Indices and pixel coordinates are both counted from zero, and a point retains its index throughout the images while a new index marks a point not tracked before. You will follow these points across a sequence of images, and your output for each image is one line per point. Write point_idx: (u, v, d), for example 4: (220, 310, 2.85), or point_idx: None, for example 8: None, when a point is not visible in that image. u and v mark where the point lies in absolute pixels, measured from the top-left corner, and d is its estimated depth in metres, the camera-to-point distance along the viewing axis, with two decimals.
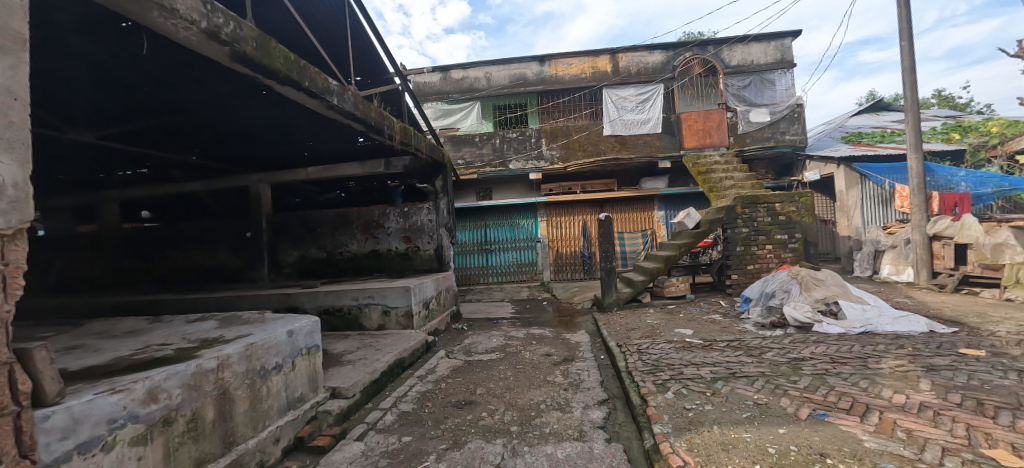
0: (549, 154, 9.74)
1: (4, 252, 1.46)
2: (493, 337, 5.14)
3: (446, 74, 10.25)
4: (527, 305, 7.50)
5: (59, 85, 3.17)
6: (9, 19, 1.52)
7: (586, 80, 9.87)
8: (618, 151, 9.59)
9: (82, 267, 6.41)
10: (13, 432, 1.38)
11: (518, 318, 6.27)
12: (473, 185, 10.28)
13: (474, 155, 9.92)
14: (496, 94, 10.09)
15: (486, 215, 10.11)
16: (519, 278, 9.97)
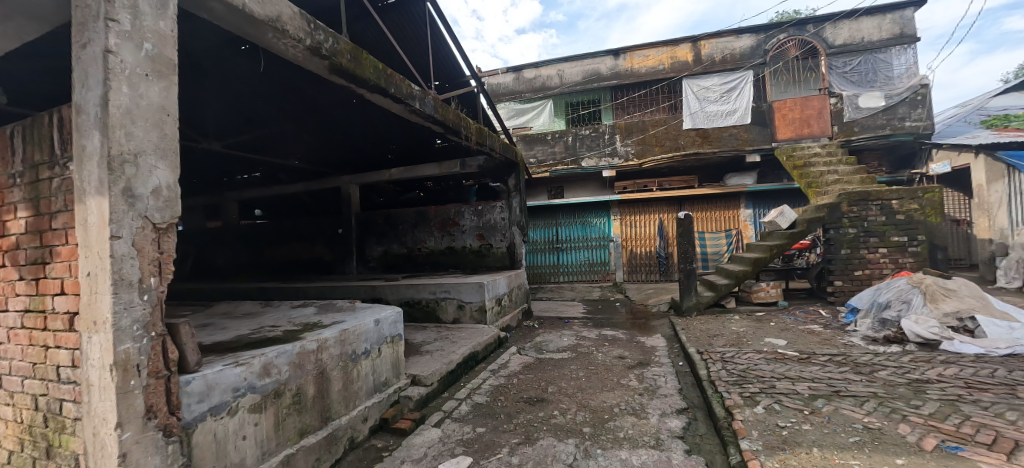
0: (623, 151, 9.46)
1: (160, 243, 1.77)
2: (564, 336, 5.11)
3: (519, 74, 10.49)
4: (598, 305, 7.34)
5: (199, 104, 3.77)
6: (164, 48, 1.82)
7: (664, 71, 9.43)
8: (699, 146, 9.02)
9: (209, 257, 7.53)
10: (164, 392, 1.70)
11: (589, 318, 6.16)
12: (544, 184, 10.25)
13: (546, 153, 9.95)
14: (570, 91, 10.01)
15: (558, 214, 9.98)
16: (591, 278, 9.76)
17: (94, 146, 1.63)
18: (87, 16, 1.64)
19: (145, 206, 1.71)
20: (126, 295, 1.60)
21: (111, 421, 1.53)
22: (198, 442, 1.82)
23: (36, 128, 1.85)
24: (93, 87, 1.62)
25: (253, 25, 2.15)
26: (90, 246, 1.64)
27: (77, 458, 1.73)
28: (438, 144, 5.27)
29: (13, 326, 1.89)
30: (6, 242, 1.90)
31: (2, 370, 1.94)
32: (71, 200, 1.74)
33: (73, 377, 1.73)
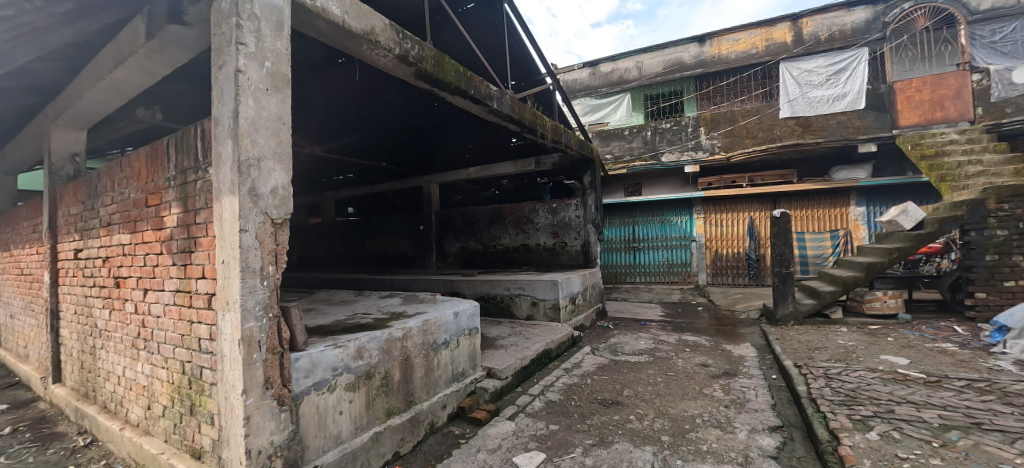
0: (708, 144, 8.75)
1: (277, 236, 2.02)
2: (641, 338, 4.93)
3: (595, 68, 10.36)
4: (678, 309, 6.94)
5: (306, 114, 4.26)
6: (280, 65, 2.06)
7: (758, 55, 8.67)
8: (798, 137, 8.09)
9: (311, 250, 8.50)
10: (278, 366, 1.94)
11: (668, 321, 5.87)
12: (620, 181, 9.78)
13: (623, 149, 9.57)
14: (650, 83, 9.63)
15: (635, 212, 9.58)
16: (670, 279, 9.27)
17: (228, 153, 1.90)
18: (222, 42, 1.92)
19: (266, 204, 1.96)
20: (250, 281, 1.85)
21: (239, 388, 1.79)
22: (305, 413, 2.06)
23: (184, 138, 2.20)
24: (227, 102, 1.88)
25: (351, 38, 2.36)
26: (225, 238, 1.92)
27: (213, 417, 2.04)
28: (514, 143, 5.38)
29: (167, 303, 2.27)
30: (163, 234, 2.28)
31: (159, 339, 2.34)
32: (210, 199, 2.04)
33: (210, 349, 2.03)
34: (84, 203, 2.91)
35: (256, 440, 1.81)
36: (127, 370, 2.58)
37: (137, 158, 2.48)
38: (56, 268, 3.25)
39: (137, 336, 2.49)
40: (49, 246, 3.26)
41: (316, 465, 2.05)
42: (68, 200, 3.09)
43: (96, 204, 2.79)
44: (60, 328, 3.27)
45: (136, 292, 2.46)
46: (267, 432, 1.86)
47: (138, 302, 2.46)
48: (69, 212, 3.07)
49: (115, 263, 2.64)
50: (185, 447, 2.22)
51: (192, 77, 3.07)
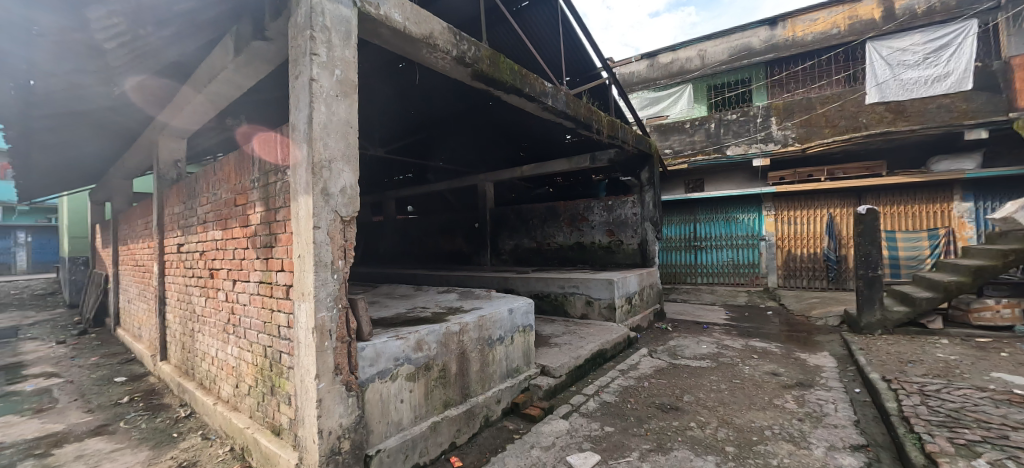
0: (780, 135, 8.14)
1: (345, 233, 2.15)
2: (702, 342, 4.71)
3: (653, 60, 10.03)
4: (744, 312, 6.51)
5: (372, 118, 4.53)
6: (348, 72, 2.17)
7: (840, 36, 7.89)
8: (888, 124, 7.30)
9: (373, 246, 9.05)
10: (346, 354, 2.07)
11: (733, 325, 5.54)
12: (678, 176, 9.22)
13: (684, 143, 9.11)
14: (715, 72, 9.08)
15: (696, 209, 8.94)
16: (737, 281, 8.57)
17: (304, 156, 2.05)
18: (299, 54, 2.06)
19: (336, 203, 2.09)
20: (322, 274, 1.99)
21: (313, 372, 1.94)
22: (370, 399, 2.18)
23: (267, 144, 2.41)
24: (303, 108, 2.03)
25: (411, 43, 2.46)
26: (301, 234, 2.08)
27: (291, 398, 2.23)
28: (568, 140, 5.36)
29: (252, 293, 2.51)
30: (250, 230, 2.52)
31: (245, 326, 2.59)
32: (288, 198, 2.23)
33: (289, 335, 2.22)
34: (185, 203, 3.30)
35: (328, 421, 1.95)
36: (218, 352, 2.90)
37: (227, 163, 2.76)
38: (163, 260, 3.72)
39: (227, 322, 2.78)
40: (158, 241, 3.74)
41: (380, 448, 2.17)
42: (172, 201, 3.53)
43: (194, 204, 3.15)
44: (166, 312, 3.75)
45: (227, 282, 2.75)
46: (336, 414, 1.99)
47: (228, 292, 2.74)
48: (173, 212, 3.50)
49: (209, 256, 2.97)
50: (267, 424, 2.44)
51: (272, 87, 3.36)
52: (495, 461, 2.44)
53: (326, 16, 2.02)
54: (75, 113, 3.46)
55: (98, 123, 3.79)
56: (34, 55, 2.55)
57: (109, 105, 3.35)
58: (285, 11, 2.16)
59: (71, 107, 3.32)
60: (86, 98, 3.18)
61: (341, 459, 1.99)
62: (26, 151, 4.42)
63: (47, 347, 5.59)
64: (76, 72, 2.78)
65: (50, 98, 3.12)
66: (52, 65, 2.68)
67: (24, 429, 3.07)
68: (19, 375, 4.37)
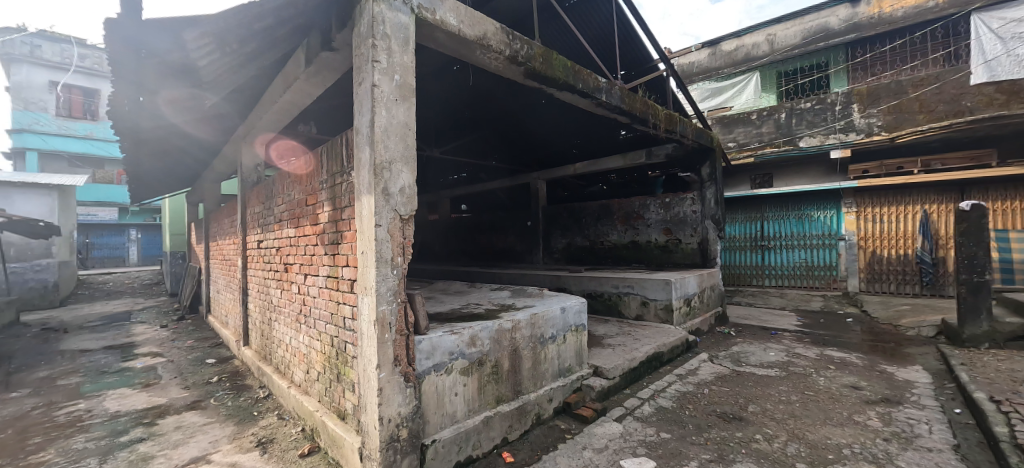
0: (864, 124, 7.36)
1: (404, 231, 2.23)
2: (770, 350, 4.40)
3: (716, 48, 9.61)
4: (818, 319, 5.97)
5: (430, 120, 4.72)
6: (407, 77, 2.25)
7: (938, 8, 6.95)
8: (1000, 107, 6.34)
9: (429, 243, 9.46)
10: (404, 347, 2.17)
11: (805, 333, 5.12)
12: (744, 171, 8.65)
13: (750, 136, 8.53)
14: (784, 57, 8.50)
15: (764, 206, 8.21)
16: (811, 285, 7.77)
17: (367, 158, 2.16)
18: (361, 62, 2.17)
19: (395, 202, 2.18)
20: (383, 270, 2.10)
21: (375, 362, 2.04)
22: (426, 390, 2.27)
23: (334, 148, 2.58)
24: (366, 113, 2.14)
25: (466, 45, 2.52)
26: (364, 232, 2.20)
27: (354, 386, 2.37)
28: (623, 136, 5.27)
29: (320, 286, 2.70)
30: (319, 227, 2.71)
31: (316, 316, 2.79)
32: (353, 198, 2.37)
33: (353, 327, 2.36)
34: (263, 203, 3.63)
35: (387, 409, 2.05)
36: (292, 340, 3.15)
37: (300, 166, 2.99)
38: (245, 255, 4.12)
39: (299, 312, 3.01)
40: (241, 237, 4.14)
41: (435, 439, 2.25)
42: (253, 202, 3.89)
43: (271, 204, 3.45)
44: (247, 302, 4.15)
45: (299, 276, 2.98)
46: (395, 403, 2.09)
47: (300, 285, 2.96)
48: (254, 211, 3.86)
49: (284, 252, 3.24)
50: (334, 408, 2.61)
51: (337, 94, 3.59)
52: (546, 459, 2.44)
53: (386, 24, 2.11)
54: (175, 126, 3.92)
55: (193, 134, 4.28)
56: (143, 75, 2.92)
57: (201, 117, 3.76)
58: (349, 21, 2.29)
59: (171, 120, 3.77)
60: (183, 112, 3.60)
61: (400, 446, 2.09)
62: (138, 160, 5.10)
63: (152, 330, 6.43)
64: (175, 90, 3.15)
65: (155, 114, 3.56)
66: (157, 84, 3.05)
67: (136, 400, 3.55)
68: (132, 353, 5.06)
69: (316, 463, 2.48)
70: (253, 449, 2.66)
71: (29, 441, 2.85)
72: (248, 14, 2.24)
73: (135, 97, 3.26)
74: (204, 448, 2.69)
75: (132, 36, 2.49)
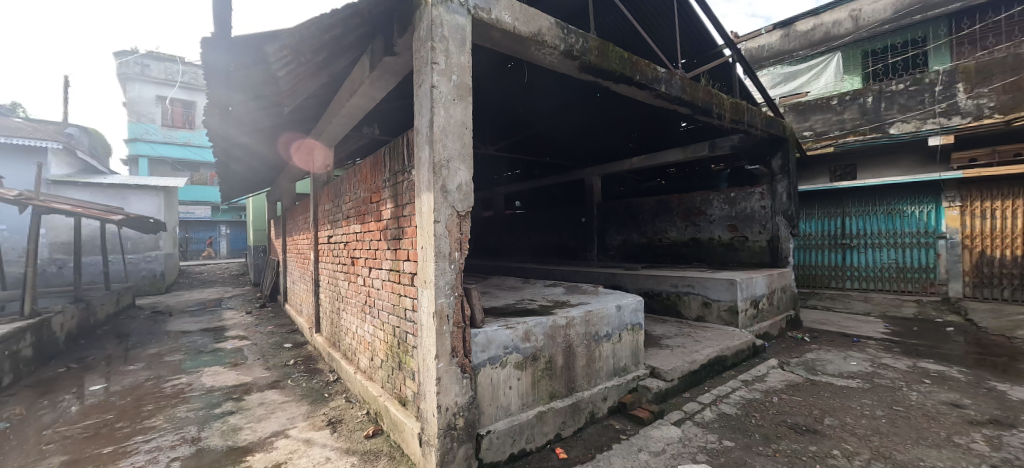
0: (971, 105, 6.39)
1: (461, 227, 2.29)
2: (851, 359, 4.01)
3: (789, 28, 8.93)
4: (910, 327, 5.34)
5: (491, 121, 4.89)
6: (463, 76, 2.29)
7: None
8: None
9: (485, 239, 9.76)
10: (460, 339, 2.23)
11: (894, 341, 4.60)
12: (823, 163, 7.75)
13: (830, 123, 7.67)
14: (871, 34, 7.65)
15: (845, 201, 7.30)
16: (903, 289, 6.79)
17: (426, 157, 2.24)
18: (421, 64, 2.26)
19: (453, 199, 2.24)
20: (441, 265, 2.17)
21: (434, 353, 2.13)
22: (481, 382, 2.33)
23: (395, 147, 2.71)
24: (425, 113, 2.22)
25: (520, 42, 2.53)
26: (424, 228, 2.29)
27: (414, 374, 2.49)
28: (683, 128, 5.10)
29: (383, 279, 2.86)
30: (382, 223, 2.87)
31: (379, 307, 2.97)
32: (413, 195, 2.47)
33: (413, 318, 2.48)
34: (332, 202, 3.91)
35: (445, 398, 2.14)
36: (358, 328, 3.37)
37: (365, 166, 3.17)
38: (317, 250, 4.47)
39: (364, 303, 3.22)
40: (313, 233, 4.49)
41: (490, 430, 2.31)
42: (323, 199, 4.21)
43: (340, 202, 3.71)
44: (319, 293, 4.50)
45: (364, 269, 3.18)
46: (452, 392, 2.17)
47: (365, 278, 3.16)
48: (324, 209, 4.17)
49: (351, 246, 3.46)
50: (395, 395, 2.76)
51: (397, 97, 3.77)
52: (601, 459, 2.41)
53: (444, 26, 2.17)
54: (259, 133, 4.35)
55: (271, 139, 4.70)
56: (233, 88, 3.25)
57: (279, 124, 4.12)
58: (410, 26, 2.39)
59: (253, 128, 4.16)
60: (264, 120, 3.96)
61: (457, 434, 2.17)
62: (229, 164, 5.72)
63: (239, 316, 7.18)
64: (257, 100, 3.47)
65: (240, 123, 3.94)
66: (244, 95, 3.39)
67: (227, 377, 4.00)
68: (223, 336, 5.69)
69: (380, 444, 2.64)
70: (325, 428, 2.89)
71: (144, 407, 3.31)
72: (320, 26, 2.42)
73: (226, 108, 3.64)
74: (283, 424, 2.96)
75: (226, 53, 2.79)
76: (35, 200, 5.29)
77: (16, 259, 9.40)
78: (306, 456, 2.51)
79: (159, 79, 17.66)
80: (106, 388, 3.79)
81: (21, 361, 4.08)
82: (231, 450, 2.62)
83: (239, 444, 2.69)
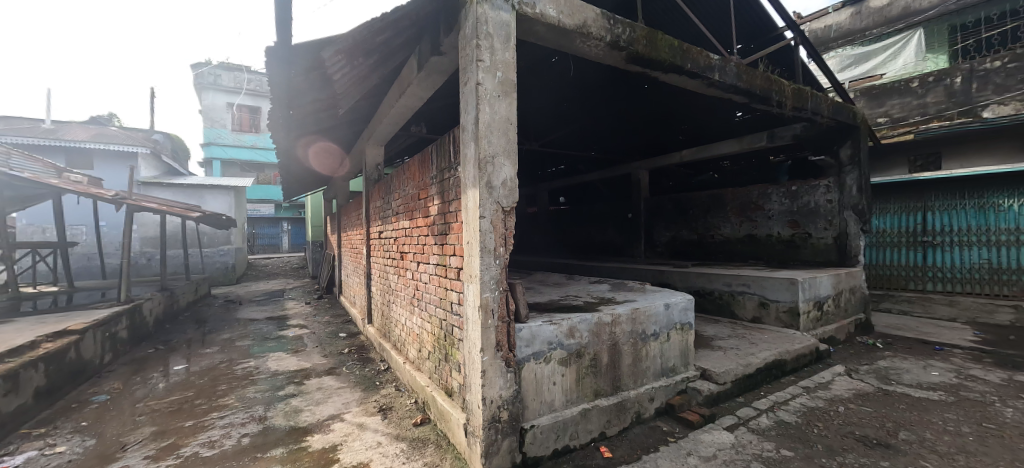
0: None
1: (506, 223, 2.29)
2: (932, 369, 3.63)
3: (862, 6, 8.21)
4: (1006, 335, 4.73)
5: (537, 117, 4.91)
6: (508, 73, 2.29)
7: None
8: None
9: (529, 235, 9.83)
10: (505, 334, 2.25)
11: (986, 351, 4.10)
12: (900, 151, 6.75)
13: (907, 107, 6.93)
14: (960, 7, 6.83)
15: (928, 194, 6.21)
16: (999, 293, 5.69)
17: (471, 154, 2.27)
18: (467, 62, 2.29)
19: (498, 195, 2.25)
20: (486, 259, 2.19)
21: (479, 345, 2.17)
22: (526, 377, 2.34)
23: (442, 145, 2.78)
24: (471, 111, 2.25)
25: (566, 36, 2.51)
26: (469, 223, 2.31)
27: (460, 366, 2.55)
28: (738, 117, 4.87)
29: (431, 273, 2.94)
30: (430, 219, 2.96)
31: (426, 300, 3.06)
32: (458, 191, 2.52)
33: (459, 311, 2.53)
34: (383, 198, 4.07)
35: (490, 391, 2.17)
36: (407, 320, 3.51)
37: (413, 164, 3.28)
38: (369, 245, 4.69)
39: (413, 296, 3.34)
40: (366, 228, 4.72)
41: (534, 424, 2.32)
42: (375, 196, 4.41)
43: (390, 199, 3.86)
44: (371, 285, 4.73)
45: (413, 263, 3.29)
46: (497, 386, 2.20)
47: (414, 272, 3.27)
48: (376, 206, 4.37)
49: (401, 242, 3.60)
50: (442, 386, 2.84)
51: (443, 96, 3.87)
52: (647, 460, 2.36)
53: (489, 23, 2.19)
54: (317, 135, 4.63)
55: (328, 140, 4.98)
56: (293, 92, 3.47)
57: (335, 125, 4.34)
58: (455, 25, 2.43)
59: (311, 131, 4.42)
60: (321, 122, 4.19)
61: (501, 427, 2.20)
62: (292, 165, 6.17)
63: (299, 306, 7.72)
64: (315, 104, 3.68)
65: (299, 126, 4.20)
66: (303, 100, 3.60)
67: (289, 362, 4.31)
68: (285, 324, 6.15)
69: (427, 432, 2.74)
70: (376, 414, 3.04)
71: (218, 387, 3.65)
72: (373, 31, 2.52)
73: (287, 111, 3.89)
74: (339, 408, 3.15)
75: (292, 62, 3.01)
76: (128, 199, 5.96)
77: (114, 252, 10.66)
78: (359, 440, 2.65)
79: (230, 87, 19.27)
80: (188, 368, 4.21)
81: (120, 341, 4.63)
82: (293, 429, 2.82)
83: (300, 424, 2.90)
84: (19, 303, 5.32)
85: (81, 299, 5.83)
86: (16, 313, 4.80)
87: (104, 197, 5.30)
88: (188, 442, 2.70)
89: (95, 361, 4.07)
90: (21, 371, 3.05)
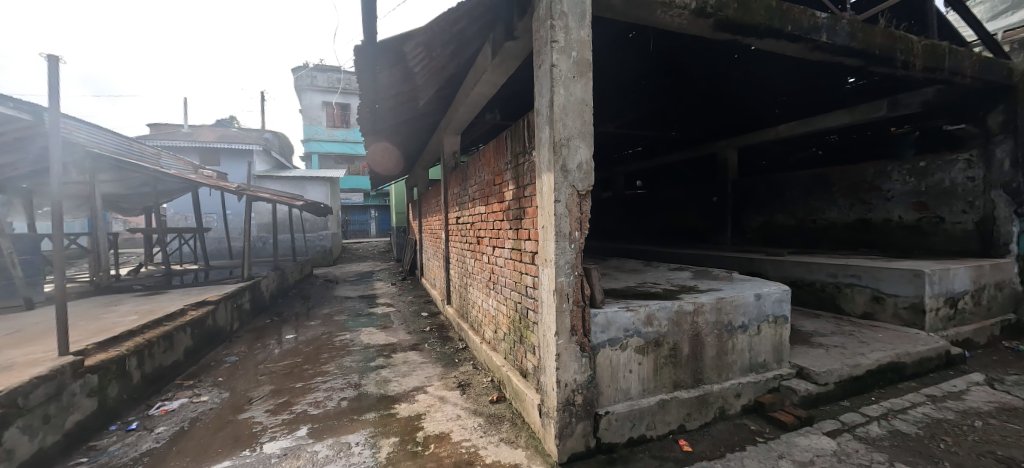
0: None
1: (582, 206, 2.24)
2: None
3: None
4: None
5: (612, 98, 4.74)
6: (584, 52, 2.23)
7: None
8: None
9: (604, 220, 9.61)
10: (581, 317, 2.24)
11: None
12: None
13: None
14: None
15: None
16: None
17: (547, 137, 2.26)
18: (542, 44, 2.27)
19: (573, 178, 2.21)
20: (562, 244, 2.18)
21: (555, 330, 2.20)
22: (601, 363, 2.32)
23: (517, 131, 2.79)
24: (545, 94, 2.24)
25: (645, 9, 2.36)
26: (545, 208, 2.30)
27: (535, 349, 2.60)
28: (850, 83, 4.30)
29: (506, 257, 3.03)
30: (505, 204, 3.02)
31: (502, 283, 3.16)
32: (534, 176, 2.52)
33: (535, 295, 2.56)
34: (460, 185, 4.23)
35: (565, 375, 2.19)
36: (483, 302, 3.66)
37: (489, 150, 3.36)
38: (447, 230, 4.94)
39: (489, 278, 3.47)
40: (445, 213, 4.97)
41: (609, 411, 2.30)
42: (452, 183, 4.60)
43: (466, 186, 4.02)
44: (449, 267, 4.99)
45: (489, 246, 3.40)
46: (572, 370, 2.21)
47: (491, 256, 3.38)
48: (453, 192, 4.57)
49: (477, 226, 3.74)
50: (517, 367, 2.93)
51: (515, 83, 3.92)
52: (732, 459, 2.23)
53: (564, 2, 2.15)
54: (399, 127, 4.92)
55: (407, 132, 5.26)
56: (378, 89, 3.72)
57: (415, 115, 4.58)
58: (529, 9, 2.42)
59: (392, 123, 4.69)
60: (403, 114, 4.44)
61: (575, 410, 2.22)
62: (375, 158, 6.65)
63: (386, 286, 8.43)
64: (398, 96, 3.91)
65: (382, 120, 4.49)
66: (383, 96, 3.83)
67: (379, 337, 4.74)
68: (374, 302, 6.78)
69: (503, 409, 2.86)
70: (455, 388, 3.24)
71: (321, 355, 4.16)
72: (450, 25, 2.61)
73: (372, 108, 4.18)
74: (423, 381, 3.41)
75: (381, 60, 3.25)
76: (248, 190, 6.88)
77: (237, 236, 12.51)
78: (441, 411, 2.85)
79: (325, 87, 21.28)
80: (296, 337, 4.83)
81: (245, 312, 5.47)
82: (383, 397, 3.11)
83: (389, 393, 3.19)
84: (171, 278, 6.51)
85: (216, 276, 6.94)
86: (171, 285, 5.88)
87: (227, 189, 6.17)
88: (298, 400, 3.12)
89: (227, 327, 4.85)
90: (175, 333, 3.74)
